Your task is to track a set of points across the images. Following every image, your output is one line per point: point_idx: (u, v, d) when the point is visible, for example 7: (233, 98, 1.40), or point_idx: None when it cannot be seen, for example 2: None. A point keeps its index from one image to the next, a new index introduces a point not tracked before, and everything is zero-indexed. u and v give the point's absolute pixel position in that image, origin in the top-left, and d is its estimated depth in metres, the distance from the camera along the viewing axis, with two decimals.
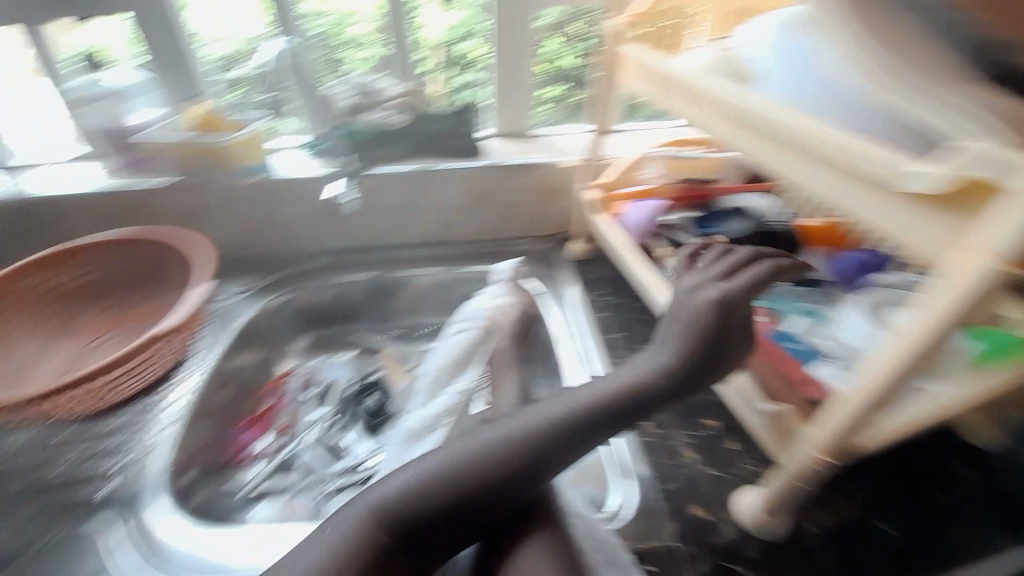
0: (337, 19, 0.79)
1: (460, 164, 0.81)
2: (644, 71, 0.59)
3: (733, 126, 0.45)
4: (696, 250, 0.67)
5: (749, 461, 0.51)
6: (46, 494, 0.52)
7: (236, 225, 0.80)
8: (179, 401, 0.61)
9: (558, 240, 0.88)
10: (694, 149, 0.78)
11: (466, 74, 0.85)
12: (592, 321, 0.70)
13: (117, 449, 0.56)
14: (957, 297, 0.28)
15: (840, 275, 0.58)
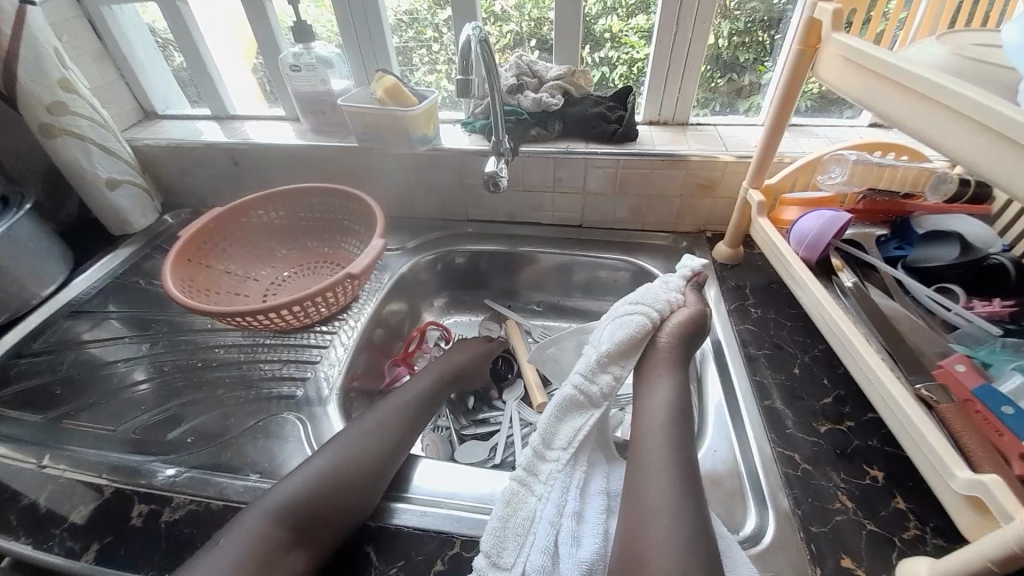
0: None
1: (607, 150, 0.80)
2: (843, 59, 0.50)
3: (992, 145, 0.35)
4: (881, 275, 0.58)
5: (918, 524, 0.45)
6: (258, 386, 0.67)
7: (400, 186, 0.89)
8: (354, 330, 0.74)
9: (700, 239, 0.84)
10: (890, 154, 0.68)
11: (609, 50, 0.86)
12: (733, 329, 0.66)
13: (307, 360, 0.69)
14: None
15: None
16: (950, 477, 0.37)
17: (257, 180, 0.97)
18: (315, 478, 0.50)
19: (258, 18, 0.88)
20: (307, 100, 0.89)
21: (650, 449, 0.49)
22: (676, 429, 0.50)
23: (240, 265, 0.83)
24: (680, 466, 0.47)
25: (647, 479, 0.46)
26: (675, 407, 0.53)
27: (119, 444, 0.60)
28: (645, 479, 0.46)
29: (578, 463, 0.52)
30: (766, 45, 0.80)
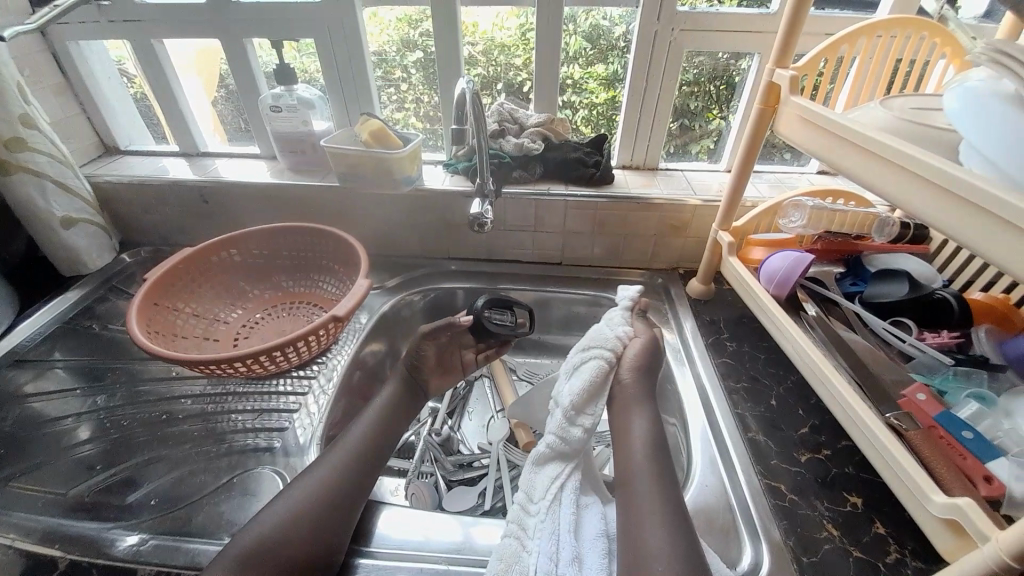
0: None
1: (585, 192, 0.84)
2: (799, 117, 0.56)
3: (939, 201, 0.40)
4: (842, 310, 0.63)
5: (899, 548, 0.47)
6: (228, 439, 0.63)
7: (381, 225, 0.89)
8: (333, 374, 0.71)
9: (674, 275, 0.88)
10: (841, 200, 0.75)
11: (571, 95, 0.91)
12: (711, 362, 0.69)
13: (283, 409, 0.66)
14: None
15: (1009, 352, 0.54)
16: (928, 501, 0.39)
17: (229, 219, 0.95)
18: (275, 525, 0.47)
19: (237, 59, 0.89)
20: (287, 140, 0.89)
21: (641, 488, 0.49)
22: (658, 467, 0.51)
23: (208, 308, 0.79)
24: (671, 505, 0.47)
25: (645, 519, 0.46)
26: (651, 444, 0.54)
27: (67, 512, 0.54)
28: (642, 520, 0.46)
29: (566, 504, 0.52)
30: (711, 95, 0.87)
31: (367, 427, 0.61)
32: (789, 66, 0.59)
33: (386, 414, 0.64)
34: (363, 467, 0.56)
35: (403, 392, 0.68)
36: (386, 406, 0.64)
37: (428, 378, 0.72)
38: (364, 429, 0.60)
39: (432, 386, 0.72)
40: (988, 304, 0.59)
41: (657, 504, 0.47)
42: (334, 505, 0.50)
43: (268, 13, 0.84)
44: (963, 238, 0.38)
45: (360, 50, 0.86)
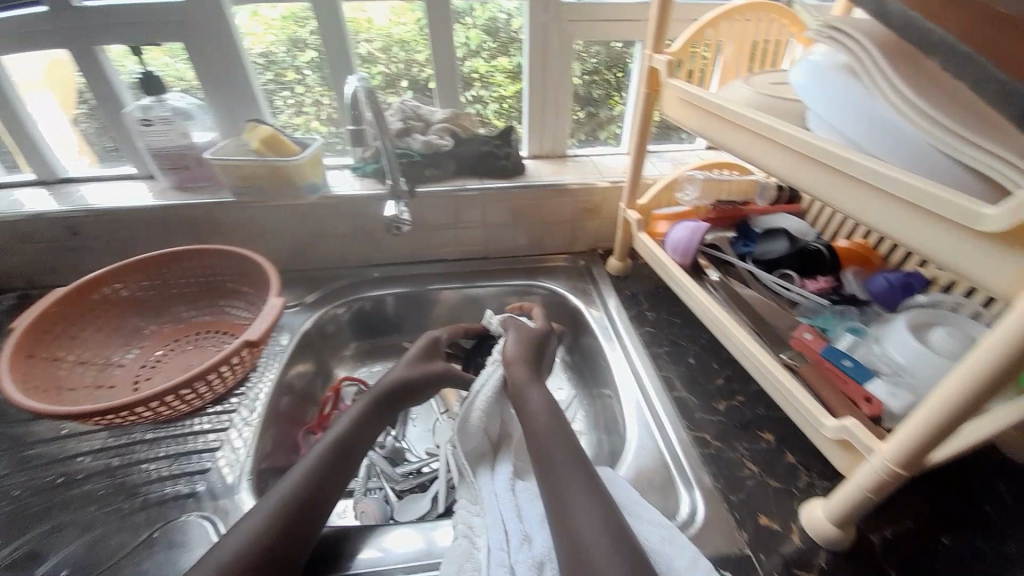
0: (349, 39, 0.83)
1: (500, 183, 0.84)
2: (679, 99, 0.61)
3: (796, 165, 0.45)
4: (738, 269, 0.70)
5: (807, 472, 0.53)
6: (143, 492, 0.55)
7: (289, 238, 0.83)
8: (257, 403, 0.65)
9: (595, 255, 0.92)
10: (727, 171, 0.83)
11: (479, 90, 0.90)
12: (636, 333, 0.73)
13: (204, 449, 0.60)
14: (1006, 335, 0.29)
15: (873, 289, 0.63)
16: (822, 426, 0.45)
17: (106, 250, 0.83)
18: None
19: (92, 68, 0.78)
20: (164, 155, 0.80)
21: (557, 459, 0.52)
22: (564, 435, 0.55)
23: (96, 353, 0.69)
24: (583, 469, 0.51)
25: (568, 487, 0.49)
26: (551, 411, 0.58)
27: None
28: (563, 487, 0.49)
29: (503, 497, 0.53)
30: (611, 83, 0.92)
31: (326, 448, 0.55)
32: (664, 52, 0.64)
33: (344, 435, 0.57)
34: (311, 497, 0.50)
35: (371, 412, 0.61)
36: (347, 429, 0.58)
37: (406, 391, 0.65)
38: (318, 453, 0.55)
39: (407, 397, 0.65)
40: (852, 251, 0.69)
41: (575, 473, 0.50)
42: (279, 548, 0.45)
43: (126, 15, 0.74)
44: (821, 193, 0.43)
45: (238, 51, 0.79)
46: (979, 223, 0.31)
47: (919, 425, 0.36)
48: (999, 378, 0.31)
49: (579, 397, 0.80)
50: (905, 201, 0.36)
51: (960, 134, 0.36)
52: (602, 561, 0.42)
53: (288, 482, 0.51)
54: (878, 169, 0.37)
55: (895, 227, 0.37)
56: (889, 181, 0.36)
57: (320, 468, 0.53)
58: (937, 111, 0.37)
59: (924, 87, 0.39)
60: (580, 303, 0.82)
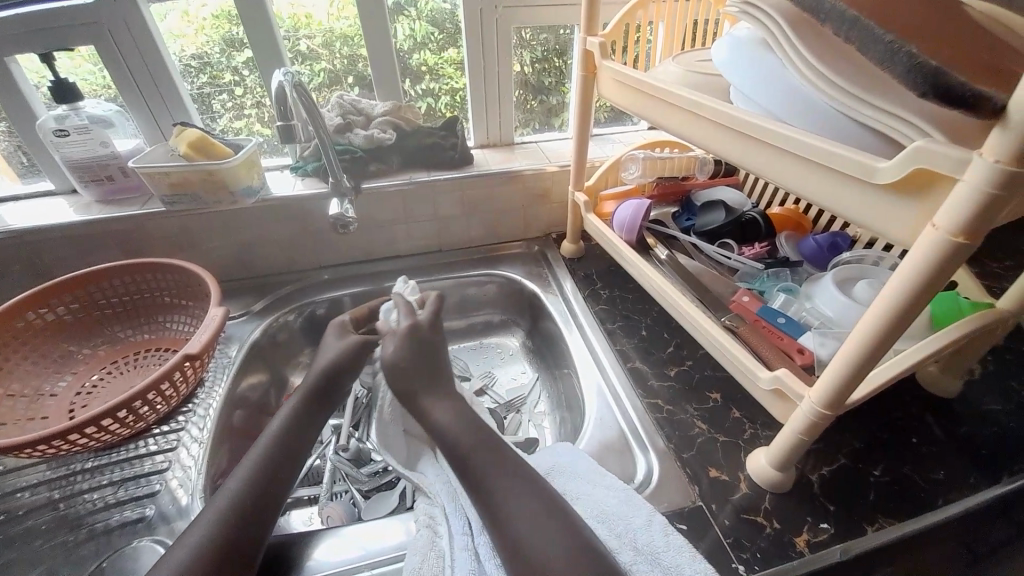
0: (288, 35, 0.80)
1: (447, 175, 0.84)
2: (614, 81, 0.62)
3: (719, 136, 0.47)
4: (681, 242, 0.73)
5: (752, 425, 0.57)
6: (89, 522, 0.53)
7: (232, 246, 0.81)
8: (207, 419, 0.63)
9: (548, 240, 0.94)
10: (667, 149, 0.86)
11: (430, 82, 0.90)
12: (590, 312, 0.75)
13: (152, 471, 0.57)
14: (906, 279, 0.32)
15: (805, 251, 0.68)
16: (758, 378, 0.48)
17: (30, 274, 0.77)
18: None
19: None
20: (84, 167, 0.75)
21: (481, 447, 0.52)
22: (477, 427, 0.55)
23: (26, 384, 0.64)
24: (503, 456, 0.51)
25: (492, 475, 0.49)
26: (458, 411, 0.57)
27: None
28: (486, 475, 0.50)
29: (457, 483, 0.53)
30: (562, 70, 0.94)
31: (263, 455, 0.54)
32: (597, 34, 0.65)
33: (283, 438, 0.56)
34: (255, 502, 0.49)
35: (306, 412, 0.60)
36: (282, 431, 0.57)
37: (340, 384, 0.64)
38: (255, 461, 0.53)
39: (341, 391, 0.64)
40: (785, 217, 0.73)
41: (494, 460, 0.51)
42: (227, 559, 0.44)
43: (28, 18, 0.68)
44: (744, 161, 0.45)
45: (158, 52, 0.74)
46: (875, 176, 0.34)
47: (839, 365, 0.38)
48: (904, 317, 0.34)
49: (541, 379, 0.82)
50: (814, 162, 0.38)
51: (851, 90, 0.38)
52: (539, 533, 0.43)
53: (231, 493, 0.49)
54: (789, 133, 0.39)
55: (811, 188, 0.40)
56: (800, 145, 0.39)
57: (262, 472, 0.52)
58: (831, 69, 0.39)
59: (822, 45, 0.41)
60: (536, 287, 0.84)
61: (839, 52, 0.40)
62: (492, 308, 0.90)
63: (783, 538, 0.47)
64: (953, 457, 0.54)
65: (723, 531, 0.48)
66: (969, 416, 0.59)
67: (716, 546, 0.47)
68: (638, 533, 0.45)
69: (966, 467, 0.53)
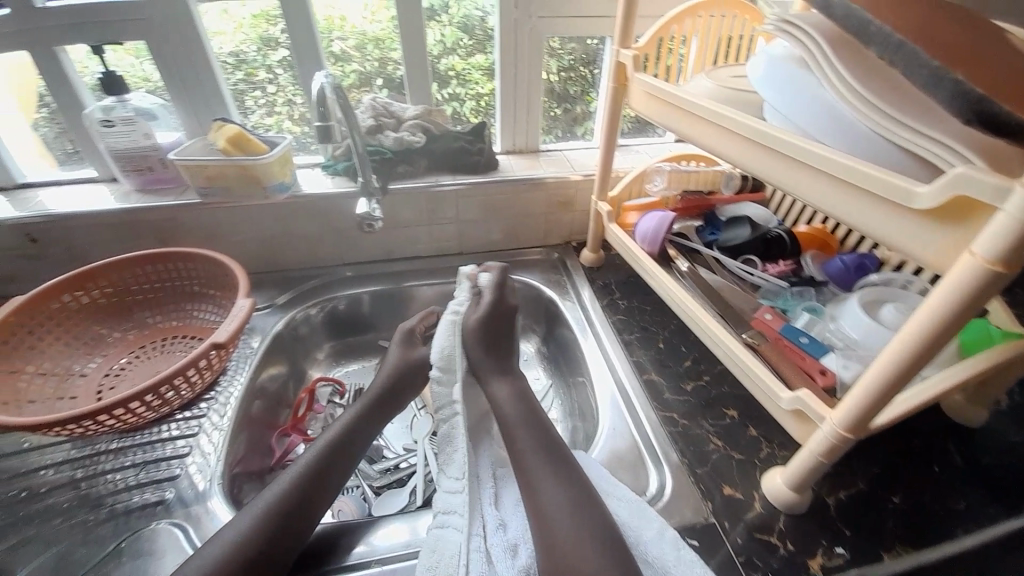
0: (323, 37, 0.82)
1: (473, 179, 0.85)
2: (645, 93, 0.62)
3: (750, 152, 0.47)
4: (704, 256, 0.72)
5: (769, 444, 0.56)
6: (110, 502, 0.55)
7: (260, 238, 0.83)
8: (227, 407, 0.65)
9: (568, 247, 0.94)
10: (693, 162, 0.86)
11: (456, 87, 0.91)
12: (607, 321, 0.76)
13: (172, 456, 0.59)
14: (937, 310, 0.32)
15: (829, 271, 0.67)
16: (779, 398, 0.47)
17: (69, 257, 0.81)
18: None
19: (50, 69, 0.75)
20: (126, 156, 0.78)
21: (523, 439, 0.54)
22: (527, 418, 0.57)
23: (56, 363, 0.67)
24: (546, 453, 0.52)
25: (535, 467, 0.51)
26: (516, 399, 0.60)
27: None
28: (529, 467, 0.51)
29: (483, 480, 0.54)
30: (587, 80, 0.94)
31: (319, 452, 0.56)
32: (630, 45, 0.66)
33: (339, 436, 0.58)
34: (300, 498, 0.51)
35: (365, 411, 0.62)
36: (342, 431, 0.59)
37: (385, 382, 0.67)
38: (309, 458, 0.55)
39: (386, 386, 0.67)
40: (810, 235, 0.73)
41: (553, 452, 0.52)
42: (266, 547, 0.46)
43: (89, 15, 0.72)
44: (776, 179, 0.45)
45: (204, 50, 0.78)
46: (911, 200, 0.33)
47: (867, 387, 0.37)
48: (931, 346, 0.33)
49: (554, 387, 0.82)
50: (848, 183, 0.38)
51: (890, 113, 0.38)
52: (575, 534, 0.44)
53: (283, 487, 0.51)
54: (824, 154, 0.39)
55: (843, 209, 0.39)
56: (834, 165, 0.38)
57: (312, 469, 0.53)
58: (869, 92, 0.39)
59: (860, 68, 0.41)
60: (555, 294, 0.84)
61: (875, 75, 0.41)
62: None
63: (797, 561, 0.46)
64: (979, 490, 0.53)
65: (735, 549, 0.47)
66: (997, 448, 0.57)
67: (728, 564, 0.46)
68: (648, 545, 0.45)
69: (992, 501, 0.52)
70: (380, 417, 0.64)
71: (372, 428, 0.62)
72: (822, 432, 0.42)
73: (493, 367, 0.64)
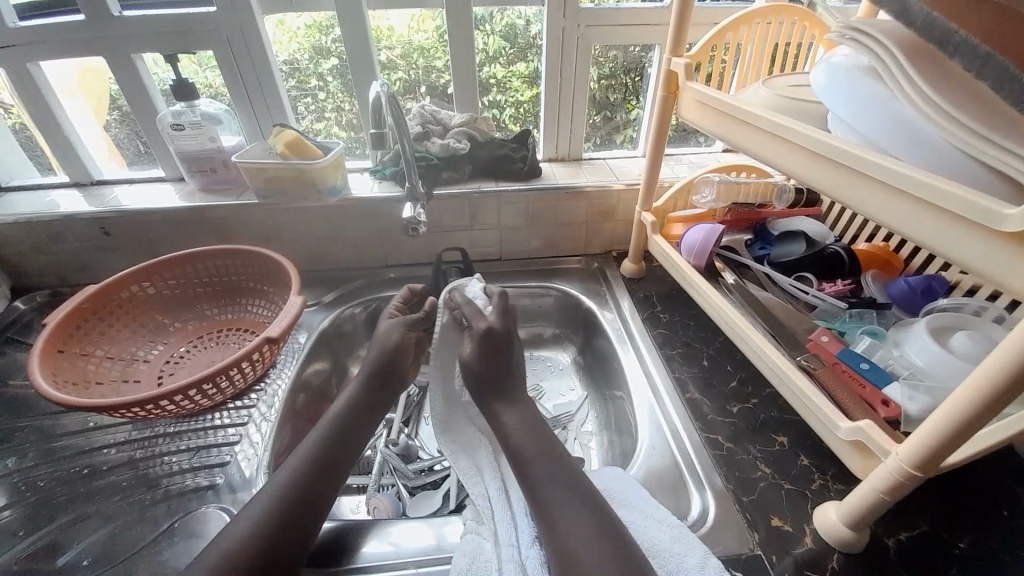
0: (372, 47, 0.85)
1: (515, 186, 0.85)
2: (696, 102, 0.61)
3: (812, 164, 0.45)
4: (753, 272, 0.70)
5: (822, 475, 0.53)
6: (164, 484, 0.58)
7: (309, 239, 0.86)
8: (274, 399, 0.68)
9: (609, 257, 0.93)
10: (744, 173, 0.83)
11: (497, 95, 0.92)
12: (648, 335, 0.74)
13: (222, 443, 0.62)
14: (1021, 338, 0.29)
15: (893, 292, 0.63)
16: (836, 427, 0.44)
17: (138, 251, 0.87)
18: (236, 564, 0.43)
19: (126, 75, 0.81)
20: (191, 158, 0.83)
21: (529, 460, 0.53)
22: (543, 431, 0.57)
23: (122, 348, 0.72)
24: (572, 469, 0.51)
25: (546, 487, 0.49)
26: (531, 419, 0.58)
27: None
28: (540, 488, 0.50)
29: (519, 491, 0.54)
30: (629, 87, 0.93)
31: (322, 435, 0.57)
32: (683, 54, 0.64)
33: (344, 426, 0.59)
34: (307, 490, 0.51)
35: (370, 397, 0.63)
36: (341, 422, 0.59)
37: (402, 371, 0.67)
38: (315, 440, 0.56)
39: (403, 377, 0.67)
40: (872, 253, 0.68)
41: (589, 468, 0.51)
42: (286, 530, 0.47)
43: (165, 25, 0.78)
44: (838, 195, 0.43)
45: (265, 59, 0.82)
46: (993, 219, 0.31)
47: (930, 428, 0.35)
48: (1017, 381, 0.30)
49: (590, 399, 0.81)
50: (923, 201, 0.35)
51: (975, 128, 0.35)
52: (605, 553, 0.43)
53: (291, 466, 0.52)
54: (896, 168, 0.37)
55: (915, 229, 0.37)
56: (907, 180, 0.36)
57: (313, 460, 0.54)
58: (951, 105, 0.37)
59: (937, 80, 0.39)
60: (594, 305, 0.83)
61: (959, 88, 0.38)
62: (546, 321, 0.90)
63: None
64: None
65: None
66: None
67: None
68: (689, 573, 0.43)
69: None
70: (383, 403, 0.65)
71: (370, 423, 0.62)
72: (886, 469, 0.39)
73: (498, 389, 0.61)
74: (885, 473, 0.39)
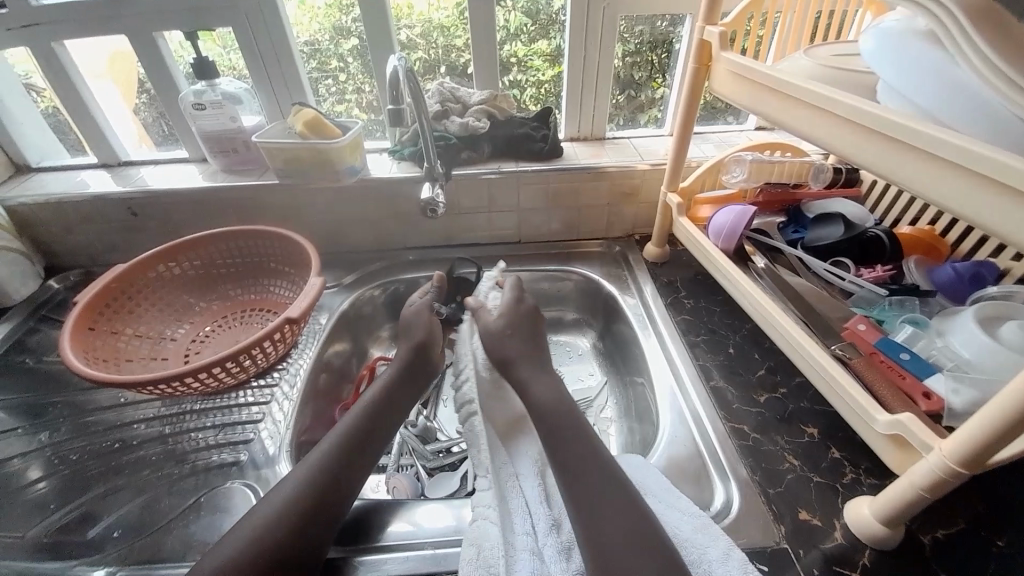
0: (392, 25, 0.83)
1: (534, 166, 0.83)
2: (731, 73, 0.57)
3: (854, 138, 0.42)
4: (786, 256, 0.67)
5: (854, 469, 0.51)
6: (192, 459, 0.60)
7: (329, 219, 0.86)
8: (296, 379, 0.69)
9: (632, 241, 0.90)
10: (779, 152, 0.79)
11: (518, 74, 0.90)
12: (670, 321, 0.71)
13: (246, 420, 0.64)
14: None
15: (940, 279, 0.59)
16: (873, 421, 0.42)
17: (164, 231, 0.88)
18: (257, 539, 0.44)
19: (147, 56, 0.81)
20: (214, 139, 0.84)
21: (581, 443, 0.53)
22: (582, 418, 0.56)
23: (150, 327, 0.74)
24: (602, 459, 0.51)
25: (588, 471, 0.50)
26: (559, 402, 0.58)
27: (31, 553, 0.51)
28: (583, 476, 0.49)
29: (534, 481, 0.54)
30: (656, 63, 0.89)
31: (361, 418, 0.58)
32: (717, 22, 0.60)
33: (376, 408, 0.60)
34: (348, 467, 0.53)
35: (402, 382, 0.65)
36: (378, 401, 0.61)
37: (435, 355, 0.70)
38: (352, 422, 0.57)
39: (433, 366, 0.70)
40: (916, 237, 0.64)
41: (606, 460, 0.50)
42: (321, 507, 0.48)
43: (183, 2, 0.77)
44: (886, 171, 0.40)
45: (284, 39, 0.81)
46: None
47: (984, 422, 0.32)
48: None
49: (610, 384, 0.79)
50: (984, 176, 0.32)
51: None
52: (630, 553, 0.42)
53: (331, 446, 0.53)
54: (954, 142, 0.33)
55: (972, 208, 0.33)
56: (964, 152, 0.33)
57: (353, 438, 0.55)
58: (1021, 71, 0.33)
59: (1008, 44, 0.35)
60: (615, 289, 0.81)
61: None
62: (566, 306, 0.89)
63: None
64: None
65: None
66: None
67: None
68: (712, 566, 0.42)
69: None
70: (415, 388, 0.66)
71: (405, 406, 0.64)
72: (928, 463, 0.37)
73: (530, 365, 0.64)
74: (927, 468, 0.37)
